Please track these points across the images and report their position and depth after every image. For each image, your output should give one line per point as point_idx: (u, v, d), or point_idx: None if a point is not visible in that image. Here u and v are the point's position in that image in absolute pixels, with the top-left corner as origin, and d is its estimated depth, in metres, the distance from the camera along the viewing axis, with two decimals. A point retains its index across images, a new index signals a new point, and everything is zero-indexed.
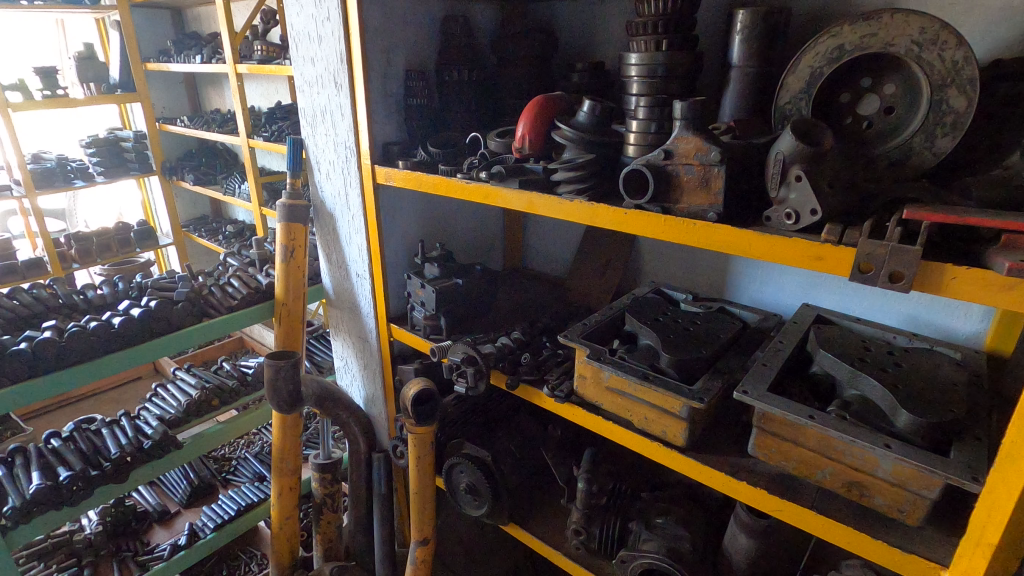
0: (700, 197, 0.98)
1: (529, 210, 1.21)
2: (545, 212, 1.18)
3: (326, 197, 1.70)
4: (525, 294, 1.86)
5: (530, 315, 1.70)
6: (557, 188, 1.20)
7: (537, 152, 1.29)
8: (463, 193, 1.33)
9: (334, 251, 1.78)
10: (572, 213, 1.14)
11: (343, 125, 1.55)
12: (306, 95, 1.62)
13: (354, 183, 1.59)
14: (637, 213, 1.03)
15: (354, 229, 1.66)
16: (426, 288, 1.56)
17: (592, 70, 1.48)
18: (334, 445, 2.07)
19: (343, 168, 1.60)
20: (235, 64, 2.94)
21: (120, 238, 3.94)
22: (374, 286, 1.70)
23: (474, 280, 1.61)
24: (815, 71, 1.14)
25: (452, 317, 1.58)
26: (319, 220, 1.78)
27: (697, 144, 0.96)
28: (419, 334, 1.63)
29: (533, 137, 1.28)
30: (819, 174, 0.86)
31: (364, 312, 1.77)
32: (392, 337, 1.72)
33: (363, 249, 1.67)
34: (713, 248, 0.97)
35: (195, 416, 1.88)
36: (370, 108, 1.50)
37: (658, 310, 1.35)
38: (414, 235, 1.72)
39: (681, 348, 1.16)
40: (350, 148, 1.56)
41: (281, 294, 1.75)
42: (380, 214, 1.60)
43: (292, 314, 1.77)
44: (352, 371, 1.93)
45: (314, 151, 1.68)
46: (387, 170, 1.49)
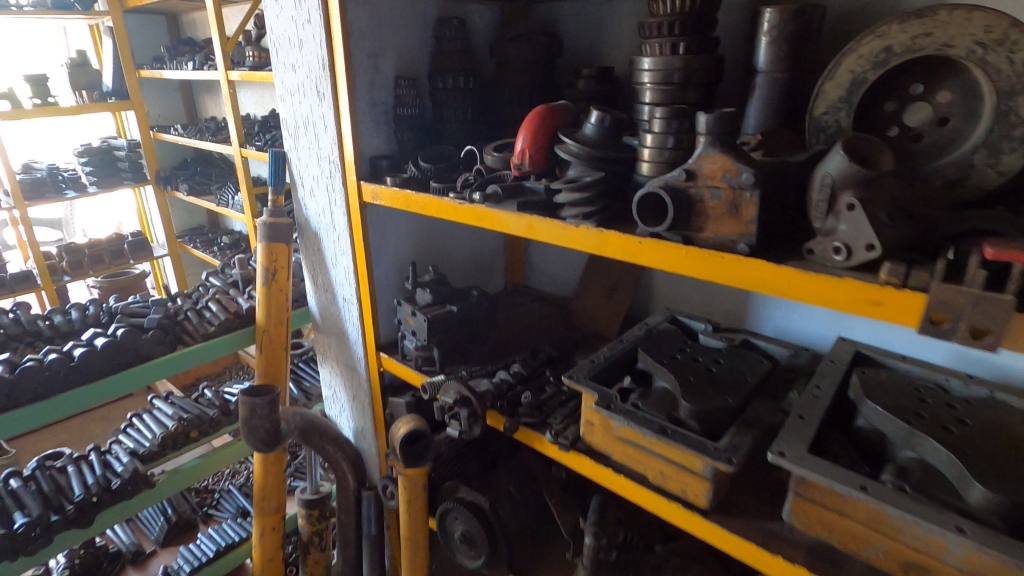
0: (728, 226, 0.84)
1: (529, 236, 1.07)
2: (547, 239, 1.04)
3: (310, 215, 1.57)
4: (528, 319, 1.72)
5: (533, 343, 1.56)
6: (560, 211, 1.05)
7: (538, 169, 1.14)
8: (456, 215, 1.18)
9: (319, 273, 1.64)
10: (577, 240, 1.00)
11: (327, 138, 1.42)
12: (287, 104, 1.49)
13: (339, 201, 1.46)
14: (654, 242, 0.89)
15: (339, 251, 1.53)
16: (417, 316, 1.41)
17: (599, 77, 1.35)
18: (322, 478, 1.93)
19: (327, 185, 1.47)
20: (226, 71, 2.82)
21: (113, 250, 3.83)
22: (362, 313, 1.56)
23: (471, 307, 1.47)
24: (858, 76, 0.99)
25: (446, 347, 1.43)
26: (303, 240, 1.64)
27: (725, 164, 0.82)
28: (410, 365, 1.49)
29: (534, 154, 1.12)
30: (875, 202, 0.72)
31: (352, 339, 1.63)
32: (381, 367, 1.58)
33: (349, 272, 1.53)
34: (743, 287, 0.82)
35: (170, 450, 1.75)
36: (356, 120, 1.36)
37: (675, 346, 1.20)
38: (405, 256, 1.58)
39: (703, 394, 1.01)
40: (334, 163, 1.42)
41: (262, 320, 1.61)
42: (367, 235, 1.46)
43: (274, 341, 1.63)
44: (340, 401, 1.79)
45: (297, 166, 1.55)
46: (373, 188, 1.35)
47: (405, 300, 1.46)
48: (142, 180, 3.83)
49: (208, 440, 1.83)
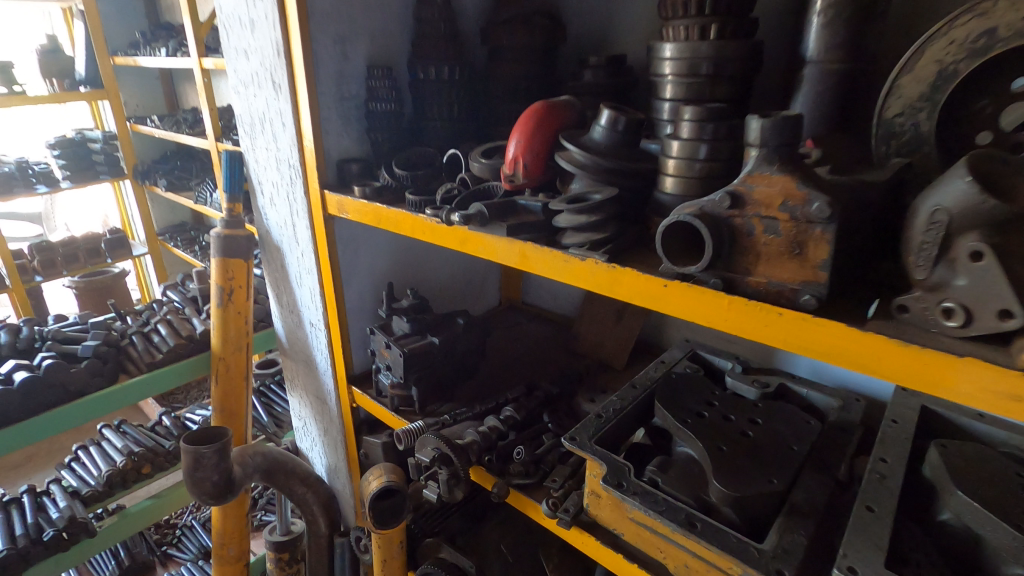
0: (788, 271, 0.62)
1: (521, 267, 0.85)
2: (543, 271, 0.83)
3: (272, 226, 1.35)
4: (524, 343, 1.51)
5: (529, 375, 1.35)
6: (561, 236, 0.83)
7: (534, 181, 0.92)
8: (435, 236, 0.97)
9: (283, 292, 1.43)
10: (582, 275, 0.78)
11: (286, 138, 1.20)
12: (241, 97, 1.28)
13: (301, 212, 1.24)
14: (685, 286, 0.68)
15: (304, 269, 1.32)
16: (391, 349, 1.20)
17: (610, 66, 1.13)
18: (293, 516, 1.73)
19: (288, 192, 1.26)
20: (200, 58, 2.59)
21: (89, 248, 3.61)
22: (331, 340, 1.35)
23: (456, 337, 1.25)
24: (947, 66, 0.76)
25: (426, 386, 1.22)
26: (266, 254, 1.43)
27: (786, 187, 0.60)
28: (385, 403, 1.28)
29: (531, 162, 0.90)
30: (1011, 249, 0.50)
31: (321, 368, 1.42)
32: (354, 402, 1.37)
33: (315, 294, 1.32)
34: (806, 354, 0.61)
35: (117, 489, 1.54)
36: (318, 117, 1.15)
37: (698, 397, 0.98)
38: (382, 275, 1.37)
39: (740, 471, 0.80)
40: (294, 167, 1.21)
41: (218, 346, 1.40)
42: (334, 252, 1.25)
43: (232, 370, 1.42)
44: (311, 434, 1.58)
45: (256, 169, 1.34)
46: (339, 199, 1.14)
47: (378, 329, 1.25)
48: (119, 174, 3.60)
49: (162, 474, 1.63)
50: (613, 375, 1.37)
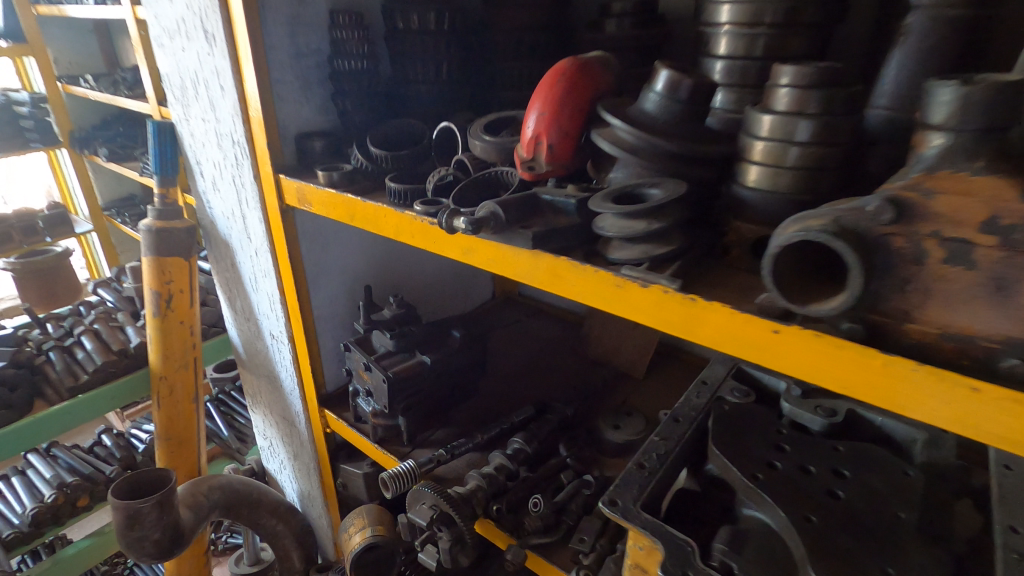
0: (983, 322, 0.41)
1: (548, 287, 0.63)
2: (580, 296, 0.61)
3: (218, 217, 1.10)
4: (527, 348, 1.30)
5: (536, 391, 1.15)
6: (605, 248, 0.61)
7: (561, 170, 0.69)
8: (427, 241, 0.73)
9: (236, 296, 1.18)
10: (639, 306, 0.56)
11: (226, 106, 0.93)
12: (168, 53, 1.00)
13: (252, 201, 0.99)
14: (812, 334, 0.46)
15: (259, 270, 1.07)
16: (372, 372, 0.97)
17: (642, 14, 0.88)
18: (263, 542, 1.53)
19: (233, 175, 1.00)
20: (133, 5, 2.21)
21: (24, 226, 3.21)
22: (297, 355, 1.11)
23: (451, 353, 1.03)
24: None
25: (416, 413, 1.01)
26: (214, 249, 1.17)
27: (993, 197, 0.39)
28: (366, 433, 1.06)
29: (557, 142, 0.67)
30: None
31: (286, 386, 1.19)
32: (329, 427, 1.15)
33: (275, 301, 1.08)
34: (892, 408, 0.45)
35: (48, 528, 1.30)
36: (267, 79, 0.89)
37: (763, 439, 0.79)
38: (356, 275, 1.13)
39: (841, 558, 0.61)
40: (238, 143, 0.95)
41: (157, 363, 1.15)
42: (296, 251, 1.00)
43: (177, 392, 1.17)
44: (279, 456, 1.36)
45: (192, 145, 1.07)
46: (298, 187, 0.89)
47: (354, 345, 1.02)
48: (53, 142, 3.19)
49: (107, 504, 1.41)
50: (635, 388, 1.17)
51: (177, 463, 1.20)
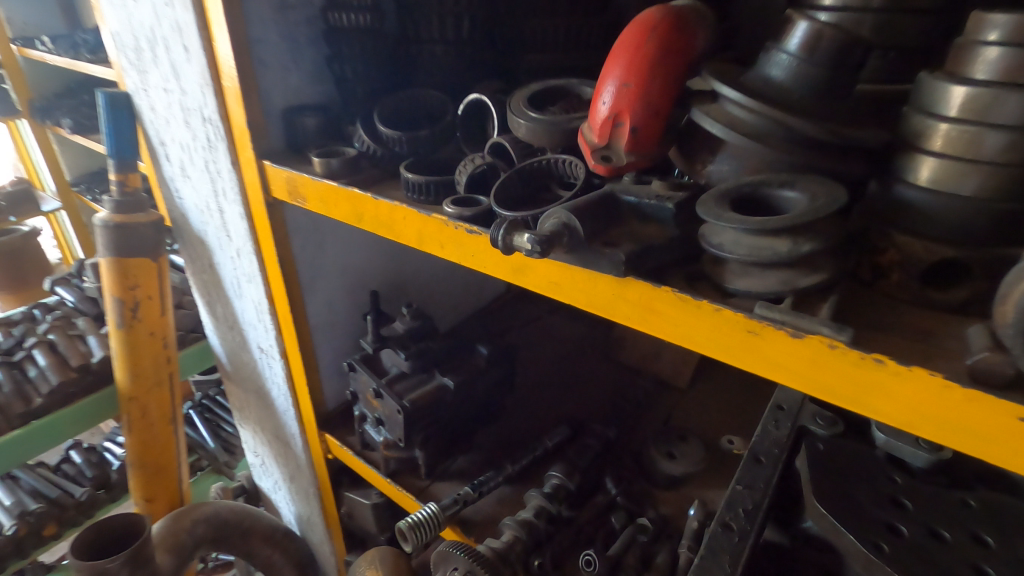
0: None
1: (638, 324, 0.47)
2: (686, 340, 0.44)
3: (191, 210, 0.91)
4: (554, 353, 1.14)
5: (571, 409, 0.99)
6: (721, 273, 0.45)
7: (646, 160, 0.51)
8: (464, 254, 0.56)
9: (216, 301, 1.00)
10: (782, 363, 0.40)
11: (192, 72, 0.74)
12: (118, 7, 0.80)
13: (230, 193, 0.80)
14: None
15: (242, 274, 0.89)
16: (383, 398, 0.81)
17: None
18: None
19: (205, 160, 0.81)
20: None
21: None
22: (290, 373, 0.94)
23: (477, 373, 0.87)
24: None
25: (436, 444, 0.85)
26: (188, 246, 0.99)
27: None
28: (376, 464, 0.90)
29: (643, 125, 0.49)
30: None
31: (279, 404, 1.02)
32: (330, 453, 0.99)
33: (263, 311, 0.90)
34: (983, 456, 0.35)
35: (11, 562, 1.15)
36: (242, 37, 0.69)
37: (874, 490, 0.64)
38: (357, 276, 0.95)
39: None
40: (210, 121, 0.76)
41: (125, 382, 0.98)
42: (287, 254, 0.82)
43: (150, 414, 1.01)
44: (273, 475, 1.20)
45: (155, 122, 0.88)
46: (287, 176, 0.70)
47: (360, 365, 0.85)
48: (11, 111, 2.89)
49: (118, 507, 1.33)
50: (682, 402, 1.01)
51: (155, 493, 1.04)
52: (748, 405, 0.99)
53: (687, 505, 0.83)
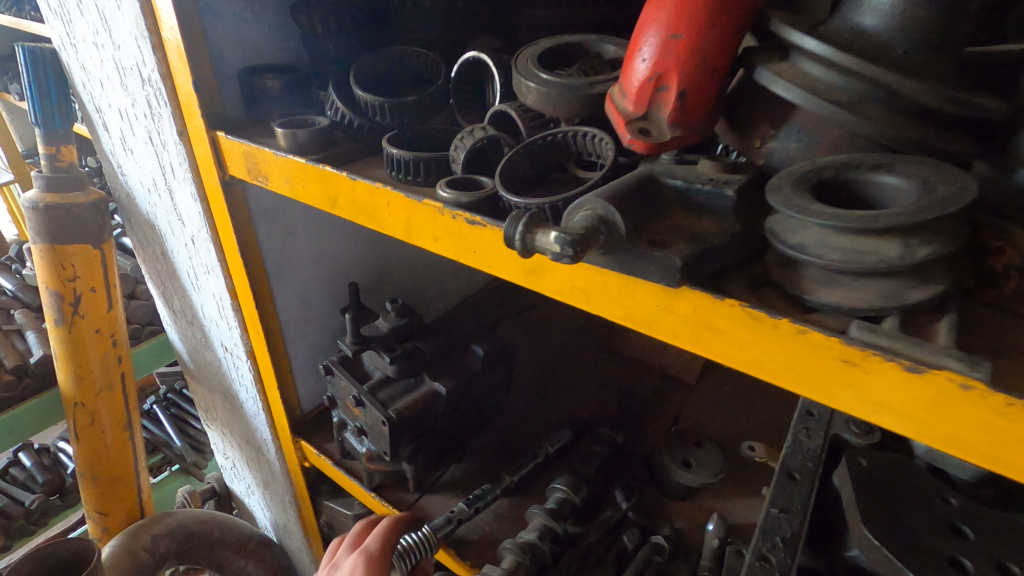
0: None
1: (688, 343, 0.37)
2: (752, 367, 0.35)
3: (137, 189, 0.79)
4: (551, 347, 1.05)
5: (573, 410, 0.90)
6: (797, 281, 0.35)
7: (691, 134, 0.41)
8: (462, 250, 0.45)
9: (172, 292, 0.89)
10: (885, 402, 0.31)
11: (125, 23, 0.61)
12: None
13: (178, 170, 0.68)
14: None
15: (199, 264, 0.77)
16: (365, 407, 0.71)
17: None
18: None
19: (148, 131, 0.68)
20: None
21: None
22: (258, 375, 0.83)
23: (472, 376, 0.77)
24: None
25: (426, 456, 0.75)
26: (137, 230, 0.87)
27: None
28: (358, 476, 0.80)
29: (693, 90, 0.39)
30: None
31: (248, 407, 0.91)
32: (306, 462, 0.89)
33: (224, 306, 0.78)
34: None
35: None
36: None
37: (926, 515, 0.56)
38: (334, 264, 0.84)
39: None
40: (150, 83, 0.63)
41: (69, 385, 0.87)
42: (249, 241, 0.71)
43: (100, 420, 0.89)
44: (245, 479, 1.10)
45: (88, 85, 0.75)
46: (245, 151, 0.58)
47: (338, 369, 0.75)
48: None
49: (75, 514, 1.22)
50: (694, 400, 0.93)
51: (110, 506, 0.94)
52: (765, 404, 0.92)
53: (705, 519, 0.75)
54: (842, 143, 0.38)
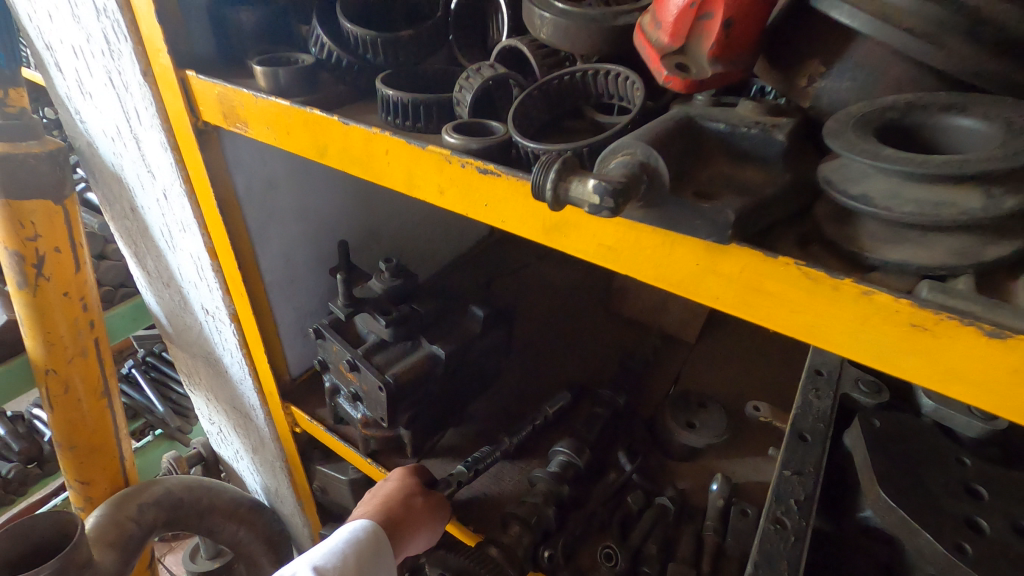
0: None
1: (732, 307, 0.34)
2: (804, 333, 0.32)
3: (99, 139, 0.72)
4: (548, 308, 1.02)
5: (573, 372, 0.88)
6: (855, 237, 0.32)
7: (732, 73, 0.37)
8: (472, 203, 0.41)
9: (145, 252, 0.83)
10: (963, 374, 0.28)
11: None
12: None
13: (144, 115, 0.61)
14: None
15: (172, 221, 0.71)
16: (360, 372, 0.67)
17: None
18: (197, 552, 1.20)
19: (108, 70, 0.61)
20: None
21: None
22: (243, 339, 0.78)
23: (471, 339, 0.73)
24: None
25: (424, 421, 0.73)
26: (103, 184, 0.80)
27: None
28: (353, 442, 0.77)
29: (740, 17, 0.34)
30: None
31: (233, 372, 0.87)
32: (297, 427, 0.85)
33: (203, 267, 0.73)
34: None
35: None
36: None
37: (942, 475, 0.55)
38: (319, 220, 0.79)
39: None
40: (106, 14, 0.55)
41: (37, 354, 0.81)
42: (228, 195, 0.65)
43: (73, 390, 0.84)
44: (232, 444, 1.07)
45: (35, 18, 0.66)
46: (221, 92, 0.52)
47: (330, 332, 0.71)
48: None
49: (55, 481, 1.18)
50: (694, 360, 0.91)
51: (91, 476, 0.90)
52: (767, 363, 0.90)
53: (709, 479, 0.74)
54: (904, 81, 0.34)
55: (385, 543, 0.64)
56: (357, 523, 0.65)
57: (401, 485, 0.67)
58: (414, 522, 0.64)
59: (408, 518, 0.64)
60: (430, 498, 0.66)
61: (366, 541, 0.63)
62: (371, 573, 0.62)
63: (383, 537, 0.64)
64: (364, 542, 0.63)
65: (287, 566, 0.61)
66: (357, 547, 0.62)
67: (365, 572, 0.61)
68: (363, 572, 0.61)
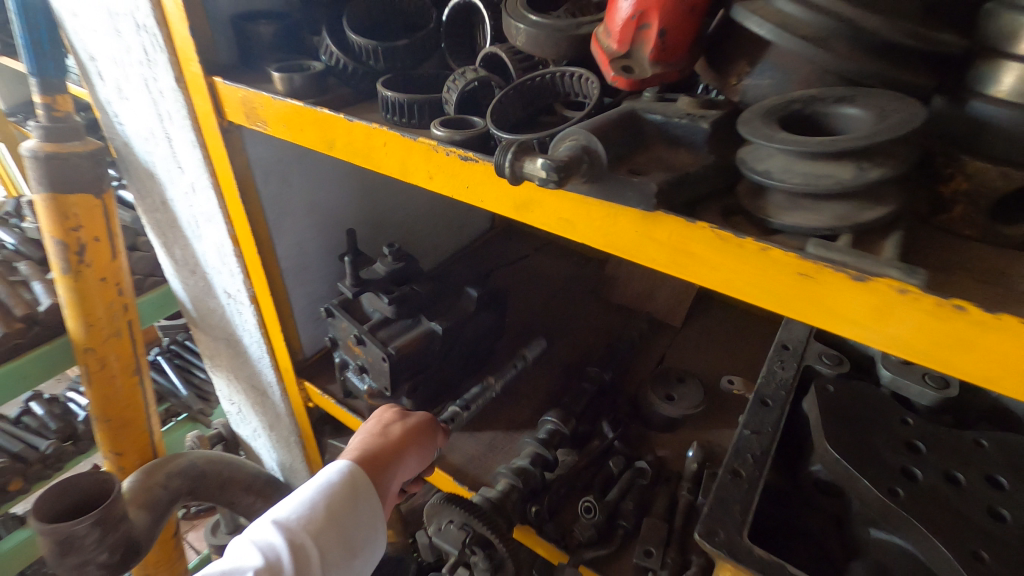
0: None
1: (666, 266, 0.40)
2: (721, 285, 0.39)
3: (134, 139, 0.80)
4: (543, 295, 1.09)
5: (563, 352, 0.95)
6: (764, 207, 0.38)
7: (670, 72, 0.44)
8: (455, 186, 0.48)
9: (174, 242, 0.91)
10: (839, 313, 0.34)
11: None
12: None
13: (175, 117, 0.69)
14: None
15: (199, 212, 0.79)
16: (366, 345, 0.75)
17: None
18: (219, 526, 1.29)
19: (144, 77, 0.69)
20: None
21: None
22: (261, 320, 0.86)
23: (466, 317, 0.81)
24: None
25: (424, 392, 0.80)
26: (136, 181, 0.89)
27: None
28: (360, 412, 0.85)
29: (674, 27, 0.41)
30: None
31: (252, 351, 0.95)
32: (309, 402, 0.93)
33: (226, 253, 0.81)
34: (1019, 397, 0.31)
35: None
36: None
37: (885, 433, 0.61)
38: (330, 210, 0.87)
39: None
40: (145, 30, 0.64)
41: (76, 334, 0.90)
42: (248, 187, 0.73)
43: (108, 367, 0.93)
44: (250, 422, 1.15)
45: (81, 33, 0.75)
46: (244, 96, 0.60)
47: (339, 311, 0.79)
48: None
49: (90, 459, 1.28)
50: (678, 342, 0.98)
51: (124, 448, 0.99)
52: (747, 345, 0.96)
53: (686, 447, 0.80)
54: (812, 78, 0.40)
55: (361, 479, 0.68)
56: (328, 472, 0.69)
57: (378, 421, 0.74)
58: (393, 447, 0.70)
59: (387, 442, 0.71)
60: (406, 422, 0.73)
61: (336, 487, 0.67)
62: (347, 513, 0.66)
63: (359, 474, 0.68)
64: (335, 489, 0.67)
65: (252, 531, 0.63)
66: (328, 495, 0.66)
67: (339, 515, 0.65)
68: (335, 519, 0.65)
